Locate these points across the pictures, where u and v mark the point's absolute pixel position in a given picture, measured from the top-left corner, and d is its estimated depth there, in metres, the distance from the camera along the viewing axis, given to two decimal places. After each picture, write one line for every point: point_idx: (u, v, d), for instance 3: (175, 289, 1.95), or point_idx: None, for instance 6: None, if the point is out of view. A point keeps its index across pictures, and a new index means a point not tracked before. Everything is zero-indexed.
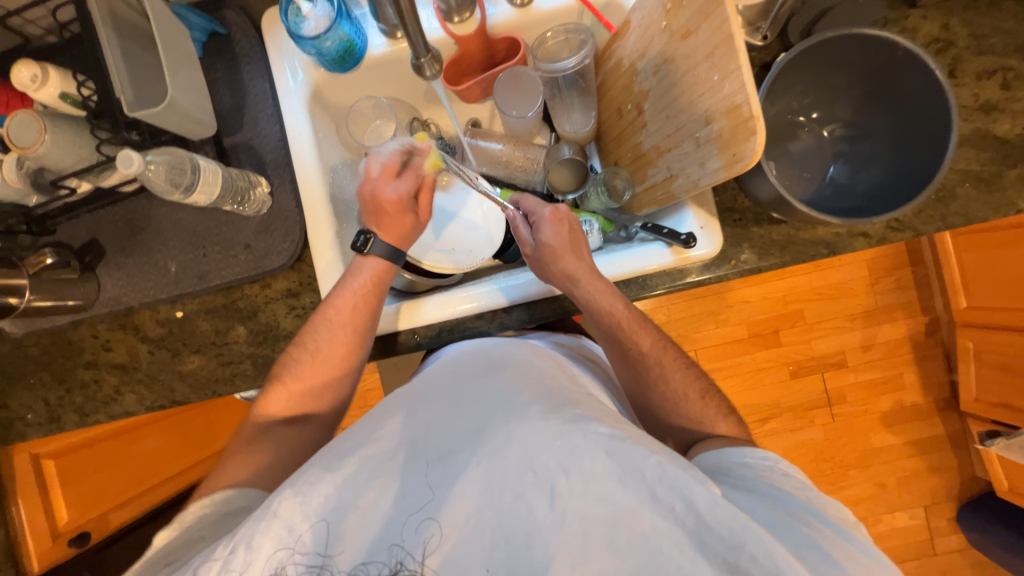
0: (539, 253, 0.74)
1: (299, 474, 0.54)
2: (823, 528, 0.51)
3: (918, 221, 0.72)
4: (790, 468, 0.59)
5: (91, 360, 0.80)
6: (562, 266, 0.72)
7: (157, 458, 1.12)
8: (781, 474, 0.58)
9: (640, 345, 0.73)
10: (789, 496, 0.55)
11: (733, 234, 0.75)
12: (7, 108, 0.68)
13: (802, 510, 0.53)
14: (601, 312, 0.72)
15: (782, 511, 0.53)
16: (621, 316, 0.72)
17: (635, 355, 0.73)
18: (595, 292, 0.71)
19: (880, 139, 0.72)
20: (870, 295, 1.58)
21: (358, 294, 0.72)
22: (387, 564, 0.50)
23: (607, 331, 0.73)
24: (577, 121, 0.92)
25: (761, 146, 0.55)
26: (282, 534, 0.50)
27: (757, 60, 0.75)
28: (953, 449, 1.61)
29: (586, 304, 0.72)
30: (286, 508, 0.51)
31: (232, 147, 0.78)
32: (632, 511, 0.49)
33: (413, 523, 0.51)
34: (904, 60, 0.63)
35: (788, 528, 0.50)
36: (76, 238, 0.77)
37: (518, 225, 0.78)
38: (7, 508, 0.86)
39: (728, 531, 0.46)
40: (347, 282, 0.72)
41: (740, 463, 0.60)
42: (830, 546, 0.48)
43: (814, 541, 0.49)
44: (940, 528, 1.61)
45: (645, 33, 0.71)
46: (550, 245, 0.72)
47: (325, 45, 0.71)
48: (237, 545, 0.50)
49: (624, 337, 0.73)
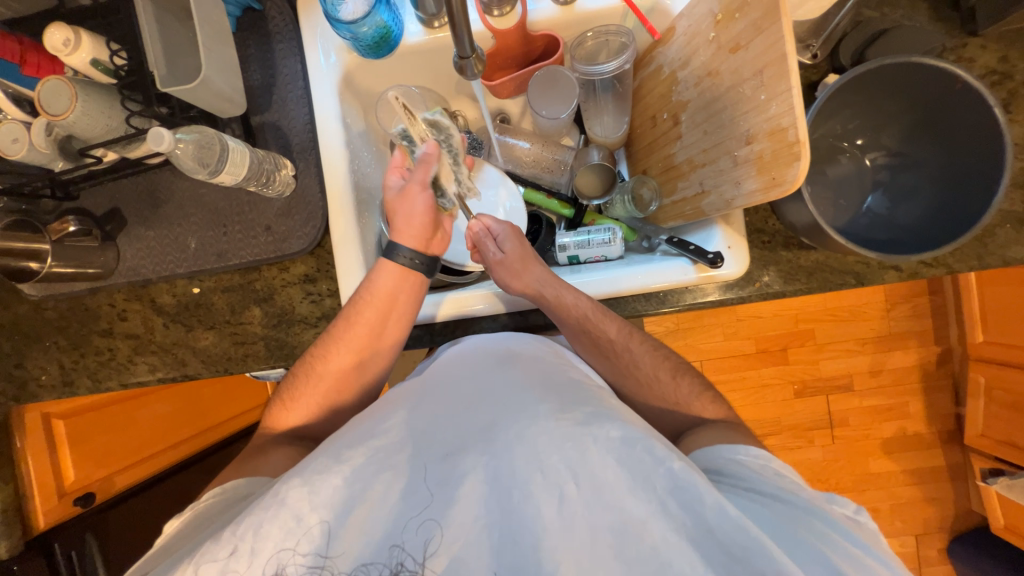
0: (507, 263, 0.74)
1: (308, 465, 0.54)
2: (830, 533, 0.50)
3: (954, 259, 0.70)
4: (785, 467, 0.59)
5: (107, 328, 0.81)
6: (529, 271, 0.73)
7: (161, 424, 1.14)
8: (774, 471, 0.58)
9: (608, 333, 0.71)
10: (790, 496, 0.54)
11: (760, 256, 0.74)
12: (38, 71, 0.67)
13: (806, 514, 0.52)
14: (565, 310, 0.71)
15: (786, 518, 0.52)
16: (585, 307, 0.71)
17: (604, 344, 0.72)
18: (560, 289, 0.72)
19: (925, 172, 0.69)
20: (884, 320, 1.56)
21: (388, 296, 0.70)
22: (387, 565, 0.49)
23: (574, 330, 0.72)
24: (609, 125, 0.90)
25: (804, 172, 0.54)
26: (289, 524, 0.50)
27: (804, 78, 0.72)
28: (952, 481, 1.60)
29: (553, 304, 0.72)
30: (293, 498, 0.51)
31: (260, 127, 0.77)
32: (642, 520, 0.48)
33: (413, 523, 0.51)
34: (963, 94, 0.60)
35: (788, 536, 0.49)
36: (99, 206, 0.77)
37: (481, 239, 0.77)
38: (18, 464, 0.85)
39: (738, 546, 0.46)
40: (366, 290, 0.70)
41: (733, 461, 0.59)
42: (838, 557, 0.48)
43: (816, 548, 0.48)
44: (929, 558, 1.61)
45: (690, 41, 0.68)
46: (516, 254, 0.74)
47: (361, 31, 0.70)
48: (244, 532, 0.49)
49: (591, 328, 0.71)
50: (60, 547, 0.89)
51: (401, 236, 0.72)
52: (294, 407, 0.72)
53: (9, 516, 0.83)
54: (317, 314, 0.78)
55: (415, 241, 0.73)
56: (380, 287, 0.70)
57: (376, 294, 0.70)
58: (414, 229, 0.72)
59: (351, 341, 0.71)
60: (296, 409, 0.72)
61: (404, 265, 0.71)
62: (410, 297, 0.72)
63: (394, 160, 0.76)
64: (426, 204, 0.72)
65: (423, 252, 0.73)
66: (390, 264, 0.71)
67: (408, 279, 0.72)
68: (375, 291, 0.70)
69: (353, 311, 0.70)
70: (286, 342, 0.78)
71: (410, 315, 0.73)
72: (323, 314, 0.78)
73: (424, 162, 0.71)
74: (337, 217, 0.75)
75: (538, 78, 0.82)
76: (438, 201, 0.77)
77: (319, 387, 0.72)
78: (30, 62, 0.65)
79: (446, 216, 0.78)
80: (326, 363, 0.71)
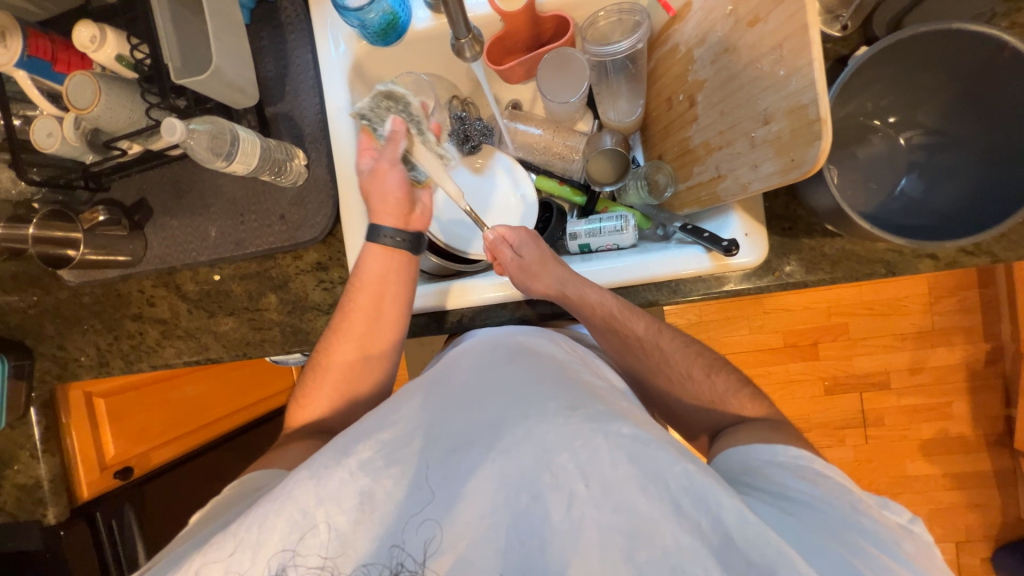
0: (527, 267, 0.71)
1: (316, 459, 0.56)
2: (864, 545, 0.48)
3: (998, 247, 0.65)
4: (830, 469, 0.55)
5: (137, 313, 0.85)
6: (550, 273, 0.71)
7: (194, 403, 1.20)
8: (815, 473, 0.54)
9: (636, 330, 0.70)
10: (827, 506, 0.51)
11: (781, 244, 0.70)
12: (68, 68, 0.70)
13: (840, 525, 0.49)
14: (591, 310, 0.70)
15: (815, 528, 0.49)
16: (612, 307, 0.69)
17: (633, 342, 0.71)
18: (585, 288, 0.70)
19: (966, 151, 0.63)
20: (926, 314, 1.46)
21: (379, 278, 0.71)
22: (387, 565, 0.49)
23: (606, 335, 0.71)
24: (623, 110, 0.86)
25: (825, 152, 0.51)
26: (296, 517, 0.52)
27: (832, 52, 0.67)
28: (999, 487, 1.49)
29: (580, 305, 0.70)
30: (300, 492, 0.53)
31: (274, 117, 0.79)
32: (654, 522, 0.47)
33: (414, 522, 0.51)
34: (1010, 63, 0.55)
35: (813, 544, 0.47)
36: (127, 197, 0.81)
37: (500, 249, 0.74)
38: (64, 438, 0.91)
39: (756, 551, 0.45)
40: (358, 274, 0.72)
41: (771, 463, 0.56)
42: (863, 565, 0.46)
43: (844, 559, 0.46)
44: (970, 567, 1.52)
45: (707, 16, 0.65)
46: (536, 259, 0.72)
47: (368, 18, 0.70)
48: (253, 524, 0.52)
49: (621, 326, 0.69)
50: (101, 516, 0.94)
51: (382, 216, 0.71)
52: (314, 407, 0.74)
53: (55, 484, 0.89)
54: (329, 302, 0.80)
55: (394, 216, 0.72)
56: (369, 272, 0.71)
57: (366, 277, 0.71)
58: (393, 206, 0.71)
59: (353, 330, 0.72)
60: (315, 403, 0.74)
61: (388, 245, 0.71)
62: (400, 276, 0.72)
63: (361, 144, 0.73)
64: (396, 181, 0.70)
65: (407, 229, 0.73)
66: (374, 246, 0.71)
67: (394, 257, 0.72)
68: (365, 275, 0.71)
69: (348, 297, 0.72)
70: (299, 327, 0.80)
71: (405, 293, 0.73)
72: (335, 301, 0.80)
73: (391, 141, 0.69)
74: (348, 207, 0.77)
75: (546, 61, 0.80)
76: (410, 175, 0.74)
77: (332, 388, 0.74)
78: (61, 59, 0.69)
79: (422, 190, 0.76)
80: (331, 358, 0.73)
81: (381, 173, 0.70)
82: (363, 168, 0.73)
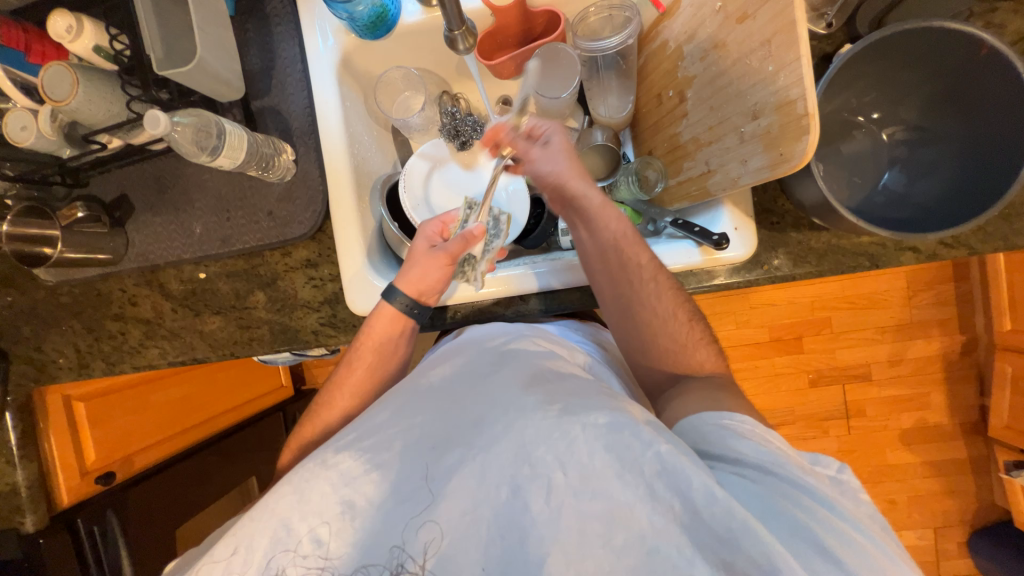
0: (549, 160, 0.71)
1: (297, 472, 0.54)
2: (815, 505, 0.47)
3: (976, 239, 0.67)
4: (771, 434, 0.55)
5: (118, 312, 0.83)
6: (576, 169, 0.70)
7: (175, 407, 1.16)
8: (763, 436, 0.53)
9: (638, 259, 0.67)
10: (780, 469, 0.50)
11: (769, 238, 0.71)
12: (43, 59, 0.68)
13: (795, 488, 0.49)
14: (602, 220, 0.68)
15: (773, 493, 0.48)
16: (624, 232, 0.68)
17: (632, 269, 0.67)
18: (603, 205, 0.69)
19: (945, 147, 0.66)
20: (905, 308, 1.50)
21: (382, 337, 0.70)
22: (387, 565, 0.49)
23: (604, 248, 0.68)
24: (613, 106, 0.86)
25: (813, 146, 0.52)
26: (279, 533, 0.51)
27: (817, 49, 0.69)
28: (973, 474, 1.55)
29: (591, 209, 0.69)
30: (283, 506, 0.51)
31: (260, 111, 0.77)
32: (629, 507, 0.46)
33: (413, 524, 0.50)
34: (988, 60, 0.57)
35: (776, 513, 0.47)
36: (107, 193, 0.79)
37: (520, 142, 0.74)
38: (40, 443, 0.89)
39: (722, 527, 0.44)
40: (363, 332, 0.71)
41: (722, 429, 0.54)
42: (822, 530, 0.46)
43: (802, 523, 0.46)
44: (947, 551, 1.57)
45: (697, 13, 0.65)
46: (563, 156, 0.71)
47: (357, 10, 0.68)
48: (238, 546, 0.51)
49: (625, 249, 0.67)
50: (83, 524, 0.91)
51: (406, 282, 0.70)
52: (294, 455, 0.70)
53: (32, 491, 0.86)
54: (319, 300, 0.79)
55: (418, 290, 0.70)
56: (381, 329, 0.70)
57: (379, 327, 0.70)
58: (426, 286, 0.70)
59: (347, 384, 0.70)
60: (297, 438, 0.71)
61: (399, 310, 0.70)
62: (402, 339, 0.72)
63: (445, 215, 0.76)
64: (441, 275, 0.70)
65: (420, 300, 0.71)
66: (386, 305, 0.70)
67: (401, 322, 0.70)
68: (378, 324, 0.70)
69: (353, 353, 0.71)
70: (289, 326, 0.79)
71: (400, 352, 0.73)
72: (325, 299, 0.79)
73: (465, 240, 0.71)
74: (337, 203, 0.75)
75: (531, 70, 0.80)
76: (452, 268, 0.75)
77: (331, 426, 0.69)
78: (36, 50, 0.67)
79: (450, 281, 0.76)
80: (333, 409, 0.70)
81: (442, 261, 0.70)
82: (422, 237, 0.73)
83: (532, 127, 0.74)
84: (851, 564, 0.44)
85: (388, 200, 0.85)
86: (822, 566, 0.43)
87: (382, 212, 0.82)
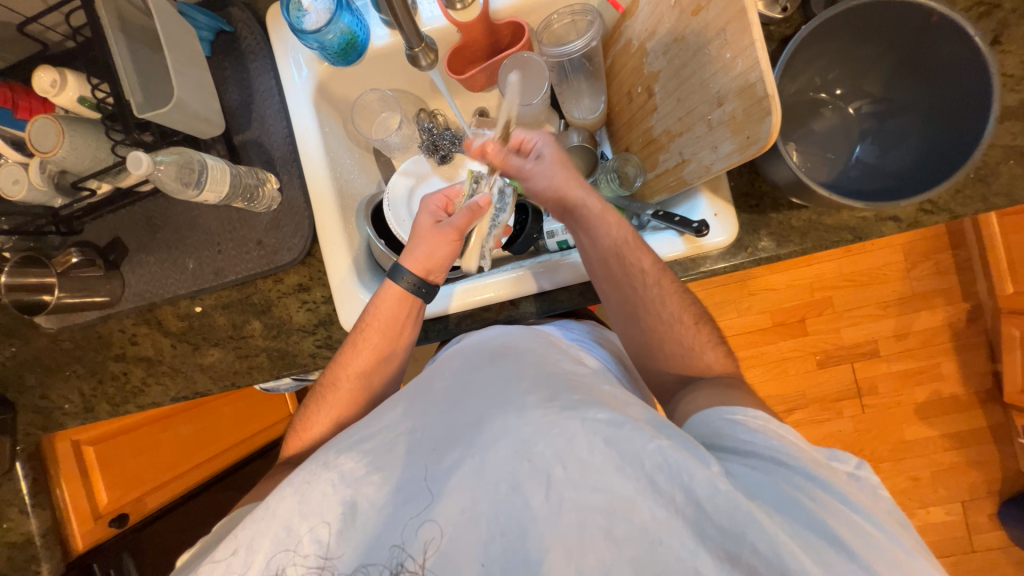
0: (546, 167, 0.69)
1: (299, 474, 0.54)
2: (828, 499, 0.47)
3: (955, 203, 0.67)
4: (784, 429, 0.54)
5: (120, 353, 0.84)
6: (571, 176, 0.69)
7: (186, 443, 1.16)
8: (776, 432, 0.53)
9: (640, 263, 0.66)
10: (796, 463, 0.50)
11: (750, 221, 0.72)
12: (31, 114, 0.70)
13: (806, 480, 0.48)
14: (604, 226, 0.67)
15: (787, 485, 0.48)
16: (622, 238, 0.67)
17: (635, 272, 0.67)
18: (604, 218, 0.67)
19: (911, 116, 0.67)
20: (905, 280, 1.49)
21: (390, 320, 0.70)
22: (387, 565, 0.49)
23: (605, 254, 0.67)
24: (587, 107, 0.89)
25: (777, 126, 0.53)
26: (280, 535, 0.51)
27: (776, 34, 0.70)
28: (995, 441, 1.52)
29: (593, 216, 0.68)
30: (284, 508, 0.52)
31: (242, 145, 0.79)
32: (629, 498, 0.46)
33: (413, 525, 0.50)
34: (939, 27, 0.58)
35: (790, 504, 0.46)
36: (100, 237, 0.81)
37: (507, 159, 0.70)
38: (52, 490, 0.89)
39: (728, 519, 0.44)
40: (370, 308, 0.70)
41: (734, 423, 0.55)
42: (833, 520, 0.45)
43: (812, 514, 0.45)
44: (979, 525, 1.53)
45: (655, 10, 0.67)
46: (560, 172, 0.69)
47: (327, 39, 0.71)
48: (237, 547, 0.52)
49: (627, 253, 0.66)
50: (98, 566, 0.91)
51: (413, 261, 0.70)
52: (305, 437, 0.71)
53: (47, 537, 0.86)
54: (314, 322, 0.80)
55: (424, 268, 0.71)
56: (384, 312, 0.70)
57: (380, 319, 0.70)
58: (433, 264, 0.71)
59: (353, 364, 0.71)
60: (304, 429, 0.71)
61: (406, 290, 0.70)
62: (409, 320, 0.72)
63: (450, 189, 0.74)
64: (446, 252, 0.71)
65: (428, 279, 0.71)
66: (392, 286, 0.70)
67: (407, 304, 0.71)
68: (378, 315, 0.70)
69: (359, 336, 0.70)
70: (286, 351, 0.80)
71: (409, 334, 0.72)
72: (320, 321, 0.80)
73: (471, 212, 0.70)
74: (325, 226, 0.77)
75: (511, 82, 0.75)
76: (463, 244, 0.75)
77: (333, 411, 0.71)
78: (23, 106, 0.70)
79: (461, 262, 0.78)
80: (338, 392, 0.71)
81: (445, 236, 0.70)
82: (432, 207, 0.73)
83: (521, 140, 0.71)
84: (864, 555, 0.43)
85: (374, 219, 0.87)
86: (829, 554, 0.43)
87: (369, 231, 0.84)
